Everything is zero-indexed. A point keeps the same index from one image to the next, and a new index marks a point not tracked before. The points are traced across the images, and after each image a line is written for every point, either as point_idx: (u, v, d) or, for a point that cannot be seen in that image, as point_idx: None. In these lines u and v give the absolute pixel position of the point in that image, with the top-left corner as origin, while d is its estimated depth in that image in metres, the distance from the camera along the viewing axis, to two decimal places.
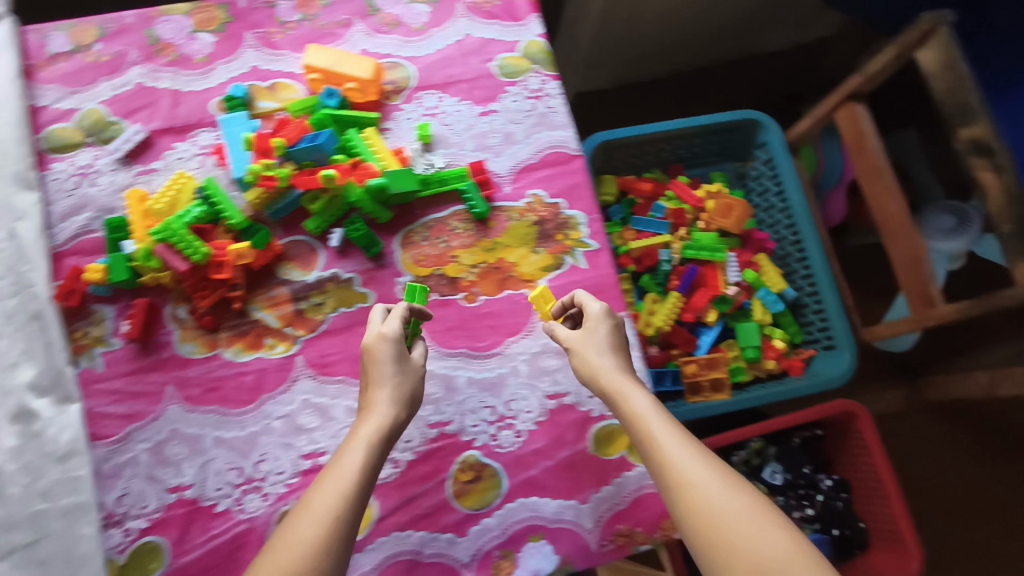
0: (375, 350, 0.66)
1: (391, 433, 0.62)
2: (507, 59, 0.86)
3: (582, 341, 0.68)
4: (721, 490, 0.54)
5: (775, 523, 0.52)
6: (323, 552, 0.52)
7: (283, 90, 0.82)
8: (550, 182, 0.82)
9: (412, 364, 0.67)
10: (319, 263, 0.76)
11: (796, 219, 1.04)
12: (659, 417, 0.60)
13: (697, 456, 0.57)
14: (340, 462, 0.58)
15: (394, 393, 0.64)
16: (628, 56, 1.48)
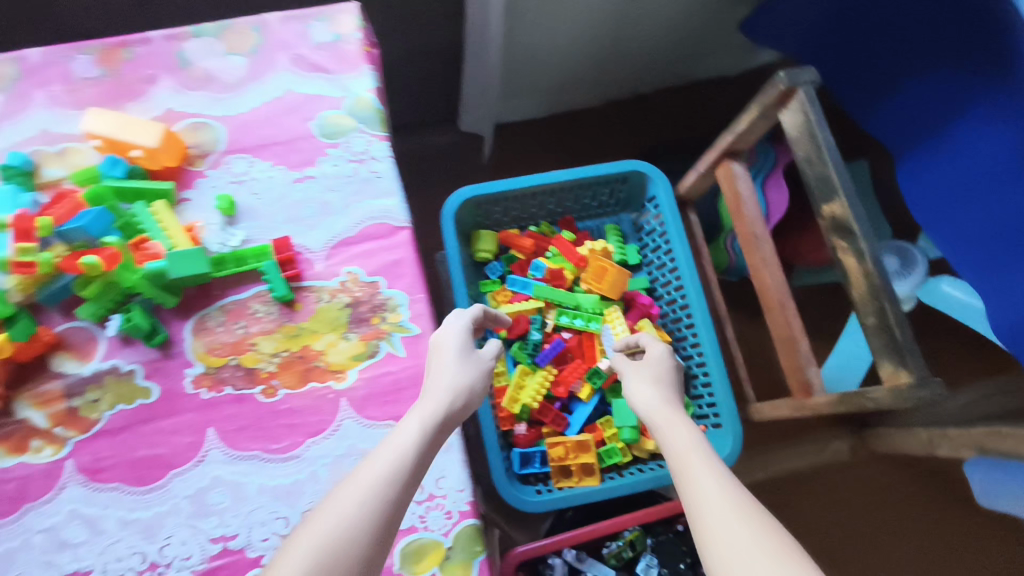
0: (443, 342, 0.69)
1: (446, 419, 0.62)
2: (328, 118, 0.79)
3: (637, 365, 0.72)
4: (734, 500, 0.51)
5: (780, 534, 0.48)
6: (357, 531, 0.51)
7: (73, 156, 0.74)
8: (369, 258, 0.74)
9: (481, 360, 0.68)
10: (98, 353, 0.69)
11: (682, 282, 0.95)
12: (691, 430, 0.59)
13: (712, 470, 0.54)
14: (392, 440, 0.58)
15: (459, 381, 0.65)
16: (547, 82, 1.44)
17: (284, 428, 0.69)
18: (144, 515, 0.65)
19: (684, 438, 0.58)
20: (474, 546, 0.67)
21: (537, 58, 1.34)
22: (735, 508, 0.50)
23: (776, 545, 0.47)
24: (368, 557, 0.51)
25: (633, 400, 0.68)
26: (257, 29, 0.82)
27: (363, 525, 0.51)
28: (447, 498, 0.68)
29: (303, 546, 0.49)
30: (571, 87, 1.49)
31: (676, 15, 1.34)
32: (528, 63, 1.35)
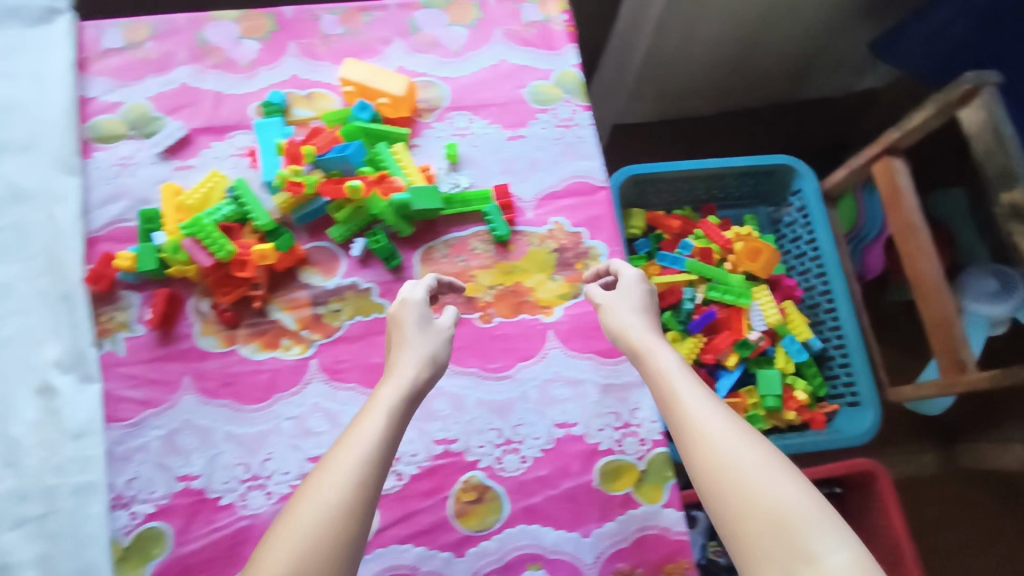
0: (400, 316, 0.65)
1: (415, 394, 0.59)
2: (539, 87, 0.87)
3: (615, 303, 0.68)
4: (748, 454, 0.50)
5: (799, 484, 0.48)
6: (341, 517, 0.48)
7: (320, 100, 0.84)
8: (574, 212, 0.83)
9: (443, 329, 0.65)
10: (340, 270, 0.78)
11: (825, 272, 1.02)
12: (681, 375, 0.58)
13: (724, 424, 0.53)
14: (361, 423, 0.55)
15: (423, 353, 0.62)
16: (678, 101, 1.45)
17: (499, 350, 0.77)
18: None
19: (682, 387, 0.56)
20: (665, 471, 0.74)
21: (678, 77, 1.35)
22: (749, 466, 0.49)
23: (791, 499, 0.47)
24: (354, 544, 0.48)
25: (616, 336, 0.66)
26: (477, 6, 0.90)
27: (348, 508, 0.49)
28: (641, 427, 0.76)
29: (286, 545, 0.47)
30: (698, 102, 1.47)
31: (802, 42, 1.37)
32: (666, 79, 1.36)
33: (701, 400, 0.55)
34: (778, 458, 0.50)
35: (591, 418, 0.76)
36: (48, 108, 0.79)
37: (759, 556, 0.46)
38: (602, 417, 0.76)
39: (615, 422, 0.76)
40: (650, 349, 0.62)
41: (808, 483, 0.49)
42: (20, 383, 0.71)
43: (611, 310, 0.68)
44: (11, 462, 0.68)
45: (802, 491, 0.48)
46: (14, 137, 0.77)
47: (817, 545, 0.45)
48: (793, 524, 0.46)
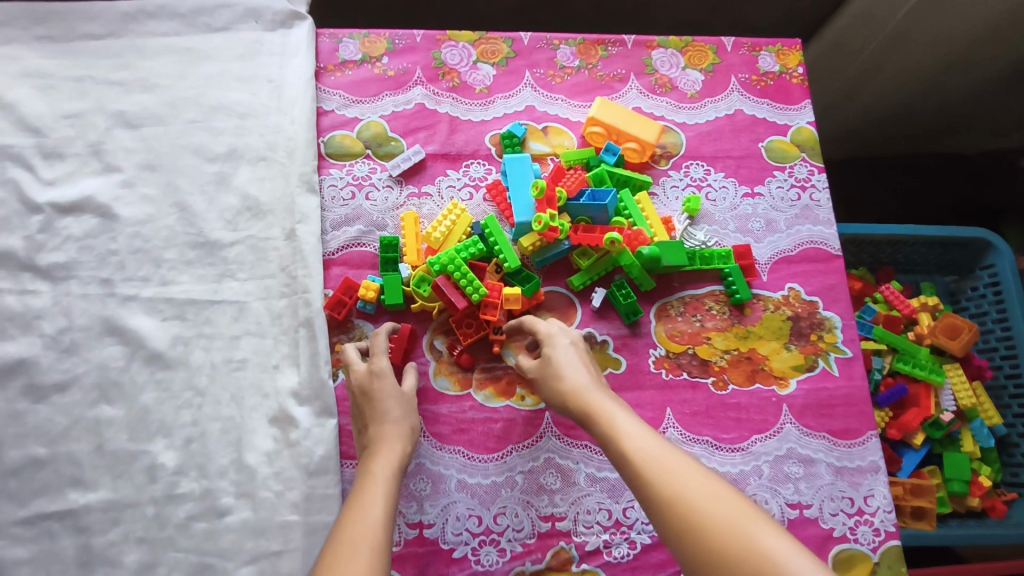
0: (372, 388, 0.65)
1: (403, 467, 0.61)
2: (776, 143, 0.84)
3: (550, 370, 0.65)
4: (714, 508, 0.46)
5: (779, 533, 0.44)
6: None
7: (556, 135, 0.82)
8: (808, 279, 0.80)
9: (411, 398, 0.66)
10: (575, 319, 0.75)
11: (1016, 352, 0.99)
12: (636, 430, 0.55)
13: (685, 481, 0.48)
14: (360, 501, 0.55)
15: (399, 424, 0.63)
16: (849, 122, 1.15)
17: (732, 421, 0.74)
18: (609, 476, 0.70)
19: (638, 441, 0.53)
20: (899, 565, 0.70)
21: (883, 79, 1.05)
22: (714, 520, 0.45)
23: (781, 550, 0.42)
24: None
25: (561, 402, 0.62)
26: (714, 50, 0.88)
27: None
28: (875, 516, 0.72)
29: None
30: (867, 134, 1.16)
31: None
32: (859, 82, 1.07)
33: (660, 460, 0.51)
34: (748, 508, 0.46)
35: (825, 500, 0.72)
36: (287, 120, 0.78)
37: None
38: (837, 501, 0.72)
39: (848, 507, 0.72)
40: (607, 408, 0.58)
41: (791, 532, 0.44)
42: (255, 409, 0.68)
43: (556, 371, 0.64)
44: (247, 493, 0.65)
45: (787, 542, 0.43)
46: (252, 145, 0.76)
47: None
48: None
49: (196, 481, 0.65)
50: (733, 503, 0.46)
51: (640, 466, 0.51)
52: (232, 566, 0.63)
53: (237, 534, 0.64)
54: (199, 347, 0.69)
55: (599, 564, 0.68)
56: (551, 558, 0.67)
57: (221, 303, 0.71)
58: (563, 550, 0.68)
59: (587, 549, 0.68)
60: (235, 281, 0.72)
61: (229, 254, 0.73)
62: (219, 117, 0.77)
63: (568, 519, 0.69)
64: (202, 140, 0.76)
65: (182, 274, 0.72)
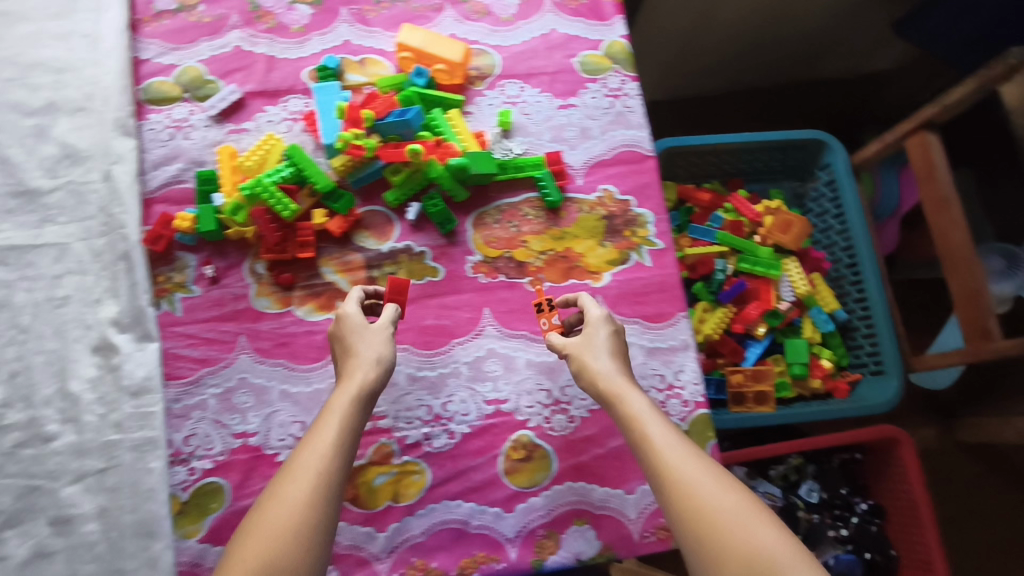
0: (342, 332, 0.68)
1: (366, 397, 0.63)
2: (589, 57, 0.88)
3: (579, 345, 0.69)
4: (726, 501, 0.54)
5: (778, 529, 0.53)
6: (307, 513, 0.53)
7: (373, 66, 0.85)
8: (622, 179, 0.84)
9: (383, 328, 0.68)
10: (394, 234, 0.79)
11: (852, 244, 1.04)
12: (654, 420, 0.62)
13: (705, 474, 0.57)
14: (316, 429, 0.60)
15: (366, 356, 0.65)
16: (691, 54, 1.28)
17: None
18: (429, 374, 0.75)
19: (659, 433, 0.60)
20: (707, 431, 0.76)
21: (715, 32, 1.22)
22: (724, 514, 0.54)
23: (776, 545, 0.51)
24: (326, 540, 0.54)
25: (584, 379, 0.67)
26: None
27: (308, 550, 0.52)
28: (684, 389, 0.77)
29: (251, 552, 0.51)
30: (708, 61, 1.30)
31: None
32: (711, 14, 1.19)
33: (679, 453, 0.58)
34: (750, 505, 0.55)
35: (637, 379, 0.77)
36: (103, 70, 0.81)
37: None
38: (648, 379, 0.77)
39: (659, 383, 0.77)
40: (624, 394, 0.64)
41: (785, 531, 0.53)
42: (77, 341, 0.71)
43: (584, 351, 0.68)
44: (72, 418, 0.69)
45: (779, 540, 0.52)
46: (70, 97, 0.79)
47: None
48: (767, 567, 0.50)
49: (21, 412, 0.69)
50: (740, 501, 0.55)
51: (657, 455, 0.59)
52: (58, 485, 0.67)
53: (64, 456, 0.68)
54: (22, 289, 0.73)
55: (419, 455, 0.73)
56: (373, 453, 0.72)
57: (42, 247, 0.74)
58: (384, 445, 0.73)
59: (407, 442, 0.73)
60: (56, 225, 0.75)
61: (49, 200, 0.76)
62: (34, 73, 0.80)
63: (389, 417, 0.73)
64: (18, 96, 0.79)
65: (3, 223, 0.75)
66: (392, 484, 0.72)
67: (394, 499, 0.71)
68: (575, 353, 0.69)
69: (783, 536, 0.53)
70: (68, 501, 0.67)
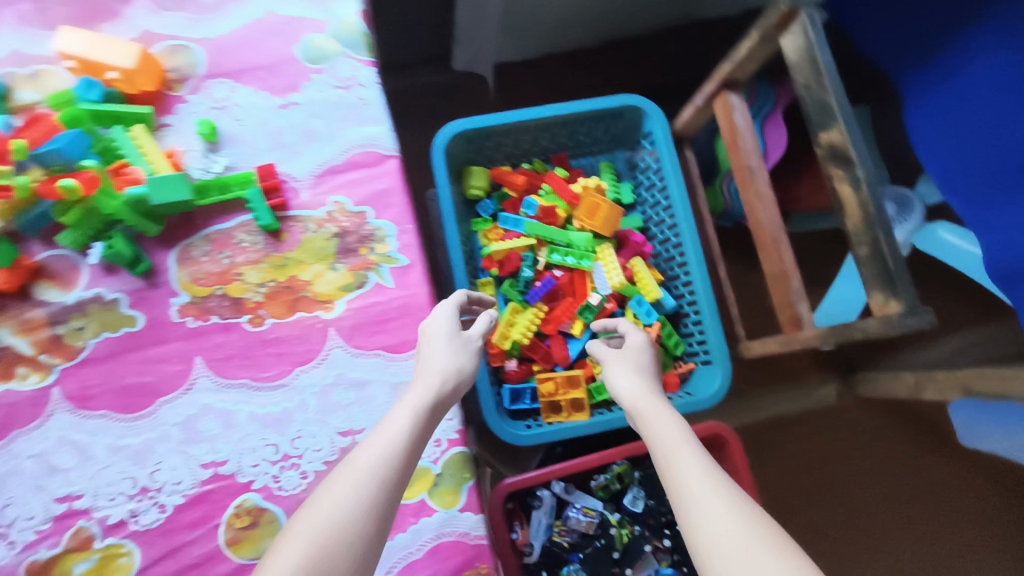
0: (431, 330, 0.66)
1: (438, 404, 0.60)
2: (313, 42, 0.75)
3: (619, 361, 0.69)
4: (756, 522, 0.48)
5: (805, 563, 0.45)
6: (359, 526, 0.48)
7: (48, 79, 0.71)
8: (356, 188, 0.73)
9: (472, 340, 0.66)
10: (82, 281, 0.68)
11: (677, 222, 0.93)
12: (683, 432, 0.57)
13: (727, 486, 0.51)
14: (387, 422, 0.56)
15: (449, 366, 0.63)
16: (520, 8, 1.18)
17: (272, 357, 0.68)
18: (133, 441, 0.66)
19: (679, 442, 0.56)
20: (462, 471, 0.68)
21: None
22: (752, 524, 0.47)
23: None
24: (372, 538, 0.48)
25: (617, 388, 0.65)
26: None
27: (347, 553, 0.47)
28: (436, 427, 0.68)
29: (305, 536, 0.47)
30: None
31: None
32: None
33: (701, 469, 0.52)
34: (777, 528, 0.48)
35: (380, 421, 0.68)
36: None
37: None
38: None
39: None
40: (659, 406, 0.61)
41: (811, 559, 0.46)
42: None
43: (611, 365, 0.69)
44: None
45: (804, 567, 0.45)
46: None
47: None
48: None
49: None
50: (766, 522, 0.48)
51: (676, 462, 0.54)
52: None
53: None
54: None
55: (125, 535, 0.64)
56: (69, 540, 0.63)
57: None
58: (82, 529, 0.64)
59: (108, 523, 0.64)
60: None
61: None
62: None
63: (87, 496, 0.64)
64: None
65: None
66: (94, 571, 0.63)
67: None
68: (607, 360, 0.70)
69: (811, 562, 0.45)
70: None
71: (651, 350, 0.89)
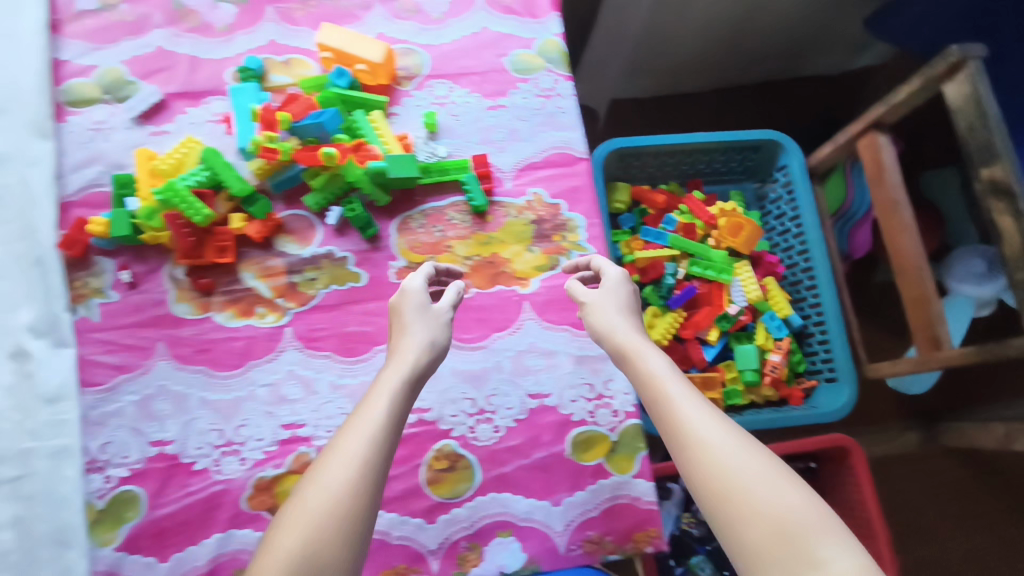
0: (401, 305, 0.67)
1: (417, 377, 0.60)
2: (521, 56, 0.86)
3: (603, 297, 0.68)
4: (758, 465, 0.50)
5: (805, 494, 0.49)
6: (341, 508, 0.49)
7: (298, 66, 0.82)
8: (552, 183, 0.82)
9: (441, 314, 0.66)
10: (316, 239, 0.77)
11: (808, 248, 1.02)
12: (674, 377, 0.58)
13: (727, 430, 0.53)
14: (365, 407, 0.56)
15: (421, 339, 0.63)
16: (651, 46, 1.29)
17: (474, 321, 0.77)
18: (351, 382, 0.74)
19: (673, 390, 0.57)
20: (636, 442, 0.75)
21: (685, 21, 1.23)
22: (760, 467, 0.50)
23: (801, 509, 0.47)
24: (360, 514, 0.49)
25: (600, 326, 0.66)
26: None
27: (341, 533, 0.48)
28: (614, 399, 0.76)
29: (300, 518, 0.48)
30: (673, 40, 1.28)
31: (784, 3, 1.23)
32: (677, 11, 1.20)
33: (704, 414, 0.54)
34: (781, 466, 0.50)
35: (564, 389, 0.76)
36: (20, 70, 0.77)
37: (764, 564, 0.46)
38: (576, 388, 0.76)
39: (588, 393, 0.76)
40: (640, 352, 0.62)
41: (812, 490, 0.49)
42: None
43: (598, 305, 0.67)
44: None
45: (805, 499, 0.48)
46: None
47: (825, 552, 0.45)
48: (800, 534, 0.46)
49: None
50: (767, 460, 0.51)
51: (678, 408, 0.55)
52: None
53: None
54: None
55: None
56: (292, 462, 0.71)
57: None
58: (303, 454, 0.72)
59: None
60: None
61: None
62: None
63: (309, 426, 0.73)
64: None
65: None
66: None
67: None
68: (591, 303, 0.68)
69: (810, 494, 0.49)
70: None
71: (782, 362, 0.97)
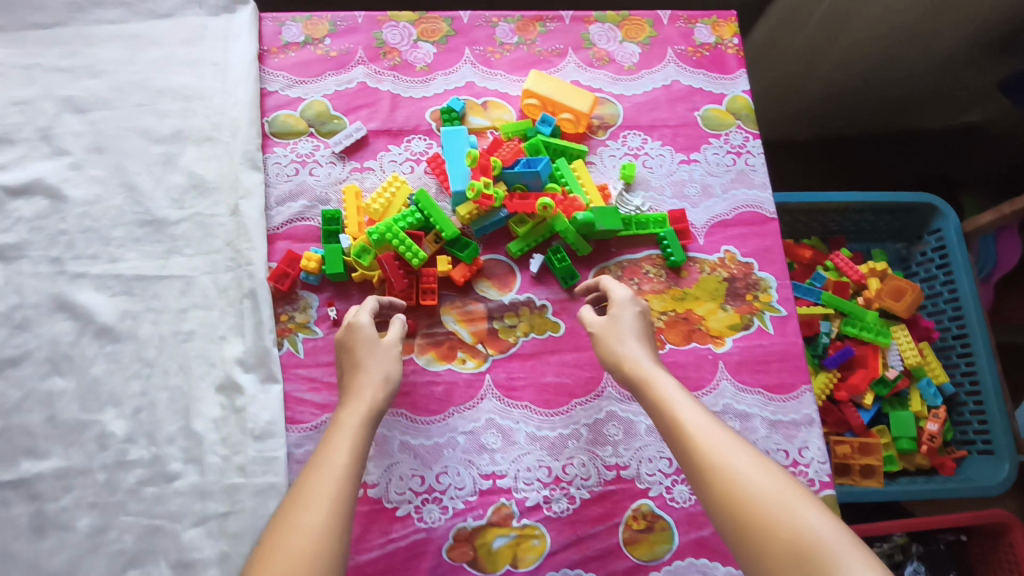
0: (354, 337, 0.67)
1: (374, 415, 0.62)
2: (712, 111, 0.86)
3: (606, 329, 0.69)
4: (764, 485, 0.51)
5: (819, 511, 0.48)
6: (324, 546, 0.50)
7: (495, 109, 0.82)
8: (744, 241, 0.82)
9: (391, 347, 0.67)
10: (515, 285, 0.77)
11: (962, 314, 1.01)
12: (684, 402, 0.59)
13: (737, 453, 0.54)
14: (325, 453, 0.57)
15: (372, 374, 0.64)
16: (786, 93, 1.22)
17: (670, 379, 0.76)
18: (549, 434, 0.73)
19: (683, 415, 0.58)
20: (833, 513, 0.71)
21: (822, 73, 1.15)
22: (766, 488, 0.50)
23: (825, 529, 0.47)
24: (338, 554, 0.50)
25: (611, 361, 0.67)
26: (651, 23, 0.89)
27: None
28: (809, 467, 0.74)
29: (280, 560, 0.49)
30: (803, 91, 1.21)
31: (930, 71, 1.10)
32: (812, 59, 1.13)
33: (712, 438, 0.55)
34: (796, 488, 0.51)
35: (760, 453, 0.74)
36: (231, 100, 0.78)
37: None
38: (771, 454, 0.74)
39: (783, 459, 0.74)
40: (650, 376, 0.63)
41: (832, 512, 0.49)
42: (202, 378, 0.70)
43: (607, 338, 0.68)
44: (194, 458, 0.68)
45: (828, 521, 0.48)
46: (198, 126, 0.77)
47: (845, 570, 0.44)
48: (817, 552, 0.46)
49: (145, 448, 0.68)
50: (782, 479, 0.51)
51: (691, 435, 0.56)
52: (181, 528, 0.65)
53: (186, 497, 0.66)
54: (147, 321, 0.71)
55: (539, 518, 0.70)
56: (492, 514, 0.70)
57: (168, 279, 0.73)
58: (503, 506, 0.70)
59: (526, 504, 0.71)
60: (182, 257, 0.74)
61: (176, 231, 0.74)
62: (165, 100, 0.77)
63: (509, 477, 0.71)
64: (148, 123, 0.77)
65: (130, 252, 0.73)
66: (511, 547, 0.69)
67: (513, 564, 0.69)
68: (602, 333, 0.69)
69: (833, 516, 0.48)
70: (190, 546, 0.65)
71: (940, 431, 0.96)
